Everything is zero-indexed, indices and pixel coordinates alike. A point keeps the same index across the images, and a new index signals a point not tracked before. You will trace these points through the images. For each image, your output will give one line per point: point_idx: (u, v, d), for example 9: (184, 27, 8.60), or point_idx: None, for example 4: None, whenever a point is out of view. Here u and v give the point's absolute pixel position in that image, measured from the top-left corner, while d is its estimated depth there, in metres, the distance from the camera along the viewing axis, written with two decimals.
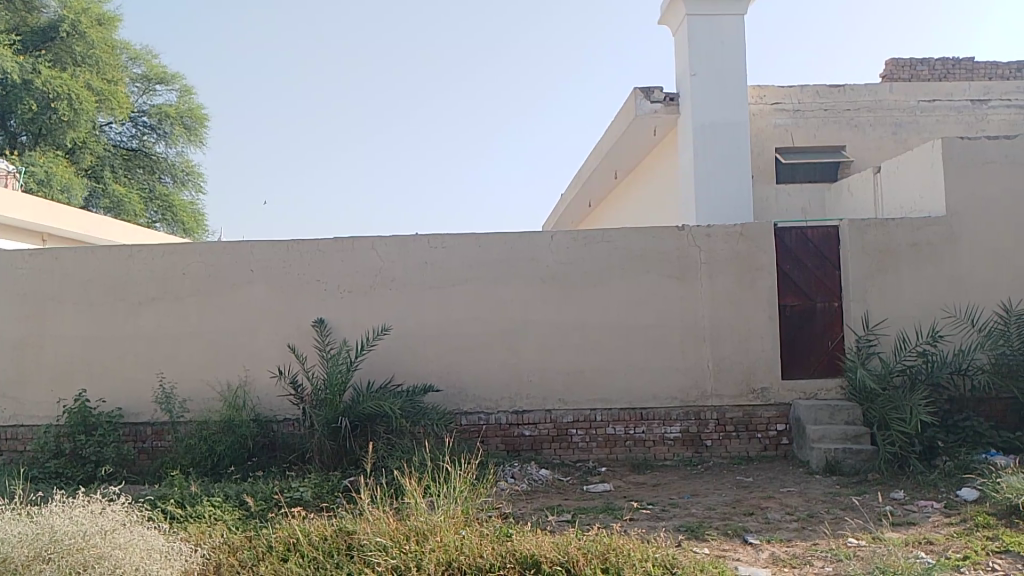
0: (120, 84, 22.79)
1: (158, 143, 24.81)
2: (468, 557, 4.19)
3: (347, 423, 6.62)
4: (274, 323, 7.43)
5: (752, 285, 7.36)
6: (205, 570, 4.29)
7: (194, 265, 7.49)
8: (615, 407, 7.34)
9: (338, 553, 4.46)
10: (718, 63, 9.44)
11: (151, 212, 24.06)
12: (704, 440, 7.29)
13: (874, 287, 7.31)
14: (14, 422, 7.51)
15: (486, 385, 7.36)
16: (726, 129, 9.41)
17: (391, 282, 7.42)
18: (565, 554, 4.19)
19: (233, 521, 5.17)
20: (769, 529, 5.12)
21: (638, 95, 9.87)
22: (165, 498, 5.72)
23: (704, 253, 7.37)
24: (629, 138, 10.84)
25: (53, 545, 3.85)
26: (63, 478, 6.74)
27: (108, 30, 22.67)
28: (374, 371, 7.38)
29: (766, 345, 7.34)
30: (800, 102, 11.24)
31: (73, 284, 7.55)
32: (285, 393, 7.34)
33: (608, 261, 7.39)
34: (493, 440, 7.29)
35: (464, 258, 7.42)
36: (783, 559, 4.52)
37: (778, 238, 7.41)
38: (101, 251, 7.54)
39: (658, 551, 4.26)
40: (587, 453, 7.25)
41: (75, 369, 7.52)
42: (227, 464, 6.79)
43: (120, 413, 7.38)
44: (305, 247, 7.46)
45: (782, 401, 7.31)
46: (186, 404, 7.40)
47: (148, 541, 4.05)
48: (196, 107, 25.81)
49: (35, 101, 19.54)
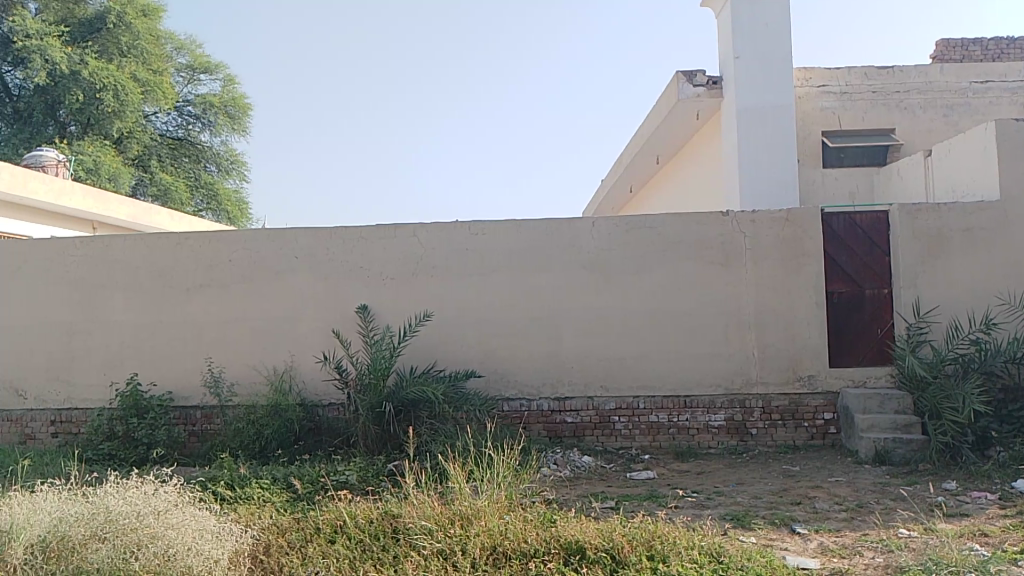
0: (166, 74, 23.20)
1: (203, 132, 25.21)
2: (513, 542, 4.21)
3: (391, 408, 6.66)
4: (318, 310, 7.51)
5: (798, 272, 7.23)
6: (255, 550, 4.35)
7: (240, 252, 7.61)
8: (658, 394, 7.28)
9: (384, 535, 4.51)
10: (764, 47, 9.24)
11: (198, 201, 24.44)
12: (750, 428, 7.20)
13: (925, 273, 7.13)
14: (69, 405, 7.70)
15: (527, 372, 7.35)
16: (772, 115, 9.22)
17: (433, 270, 7.45)
18: (610, 540, 4.18)
19: (281, 503, 5.25)
20: (817, 519, 5.05)
21: (681, 78, 9.73)
22: (216, 479, 5.83)
23: (748, 238, 7.26)
24: (672, 122, 10.68)
25: (108, 525, 3.95)
26: (117, 460, 6.90)
27: (153, 20, 23.07)
28: (417, 357, 7.42)
29: (813, 332, 7.21)
30: (847, 84, 11.00)
31: (123, 271, 7.71)
32: (329, 377, 7.42)
33: (650, 247, 7.32)
34: (535, 426, 7.30)
35: (506, 245, 7.42)
36: (833, 549, 4.45)
37: (825, 223, 7.26)
38: (150, 238, 7.69)
39: (705, 540, 4.23)
40: (629, 440, 7.22)
41: (127, 352, 7.68)
42: (275, 447, 6.87)
43: (171, 397, 7.52)
44: (348, 233, 7.52)
45: (829, 390, 7.18)
46: (234, 388, 7.53)
47: (201, 521, 4.11)
48: (240, 97, 26.15)
49: (82, 91, 19.91)
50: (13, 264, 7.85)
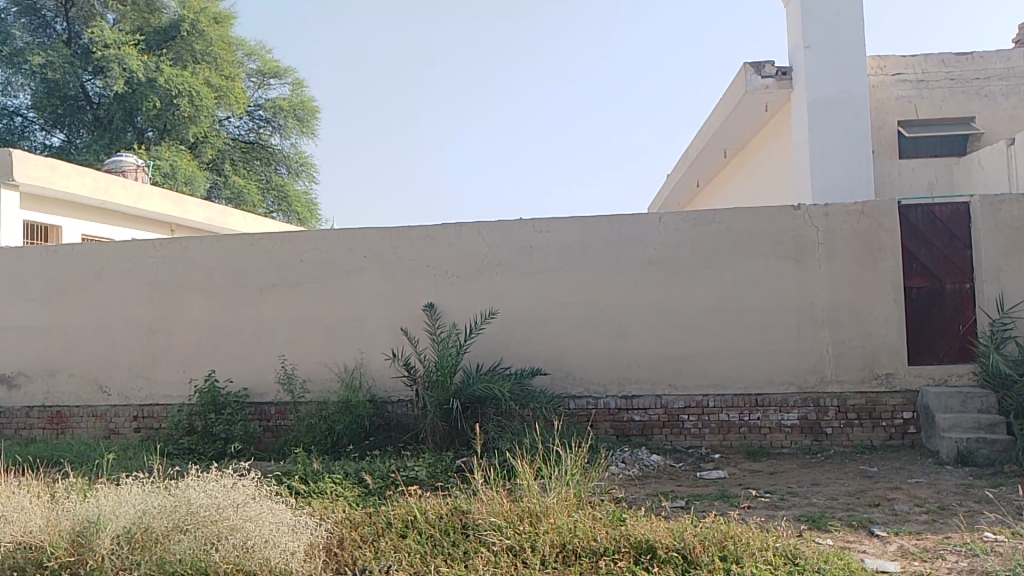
0: (237, 80, 23.85)
1: (273, 135, 25.84)
2: (582, 540, 4.20)
3: (458, 405, 6.71)
4: (387, 308, 7.62)
5: (874, 267, 7.01)
6: (329, 543, 4.44)
7: (311, 252, 7.77)
8: (728, 393, 7.16)
9: (454, 531, 4.55)
10: (836, 34, 8.98)
11: (269, 203, 25.08)
12: (824, 427, 7.00)
13: (1010, 267, 6.85)
14: (151, 401, 7.99)
15: (594, 369, 7.32)
16: (844, 106, 8.95)
17: (499, 267, 7.47)
18: (681, 541, 4.13)
19: (353, 497, 5.34)
20: (897, 521, 4.88)
21: (749, 70, 9.57)
22: (290, 474, 5.97)
23: (821, 232, 7.07)
24: (740, 114, 10.52)
25: (189, 517, 4.09)
26: (196, 454, 7.13)
27: (224, 28, 23.74)
28: (483, 354, 7.46)
29: (890, 329, 6.99)
30: (924, 72, 10.61)
31: (201, 271, 7.96)
32: (398, 374, 7.52)
33: (719, 242, 7.20)
34: (602, 424, 7.26)
35: (571, 242, 7.39)
36: (913, 552, 4.30)
37: (902, 216, 7.02)
38: (225, 239, 7.92)
39: (779, 541, 4.14)
40: (698, 439, 7.11)
41: (204, 350, 7.93)
42: (346, 443, 7.00)
43: (246, 393, 7.74)
44: (415, 232, 7.61)
45: (907, 388, 6.94)
46: (306, 385, 7.70)
47: (278, 514, 4.21)
48: (308, 100, 26.71)
49: (159, 98, 20.63)
50: (98, 266, 8.18)
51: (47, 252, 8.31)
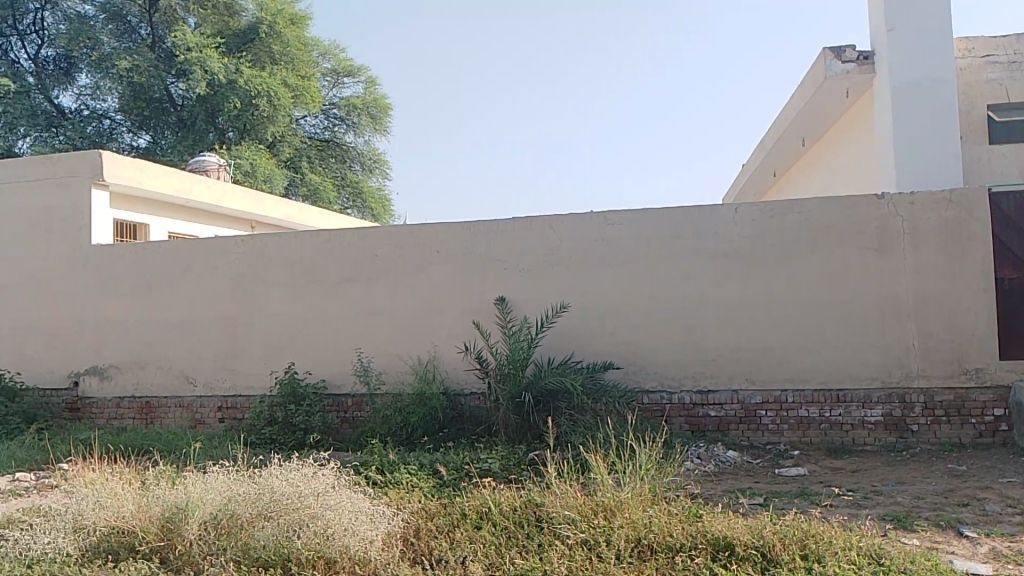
0: (313, 80, 24.39)
1: (348, 133, 26.33)
2: (657, 536, 4.16)
3: (530, 398, 6.72)
4: (460, 302, 7.69)
5: (964, 258, 6.73)
6: (406, 533, 4.52)
7: (386, 247, 7.90)
8: (808, 388, 6.97)
9: (528, 524, 4.57)
10: (920, 15, 8.65)
11: (344, 199, 25.60)
12: (910, 424, 6.75)
13: None
14: (234, 392, 8.27)
15: (668, 363, 7.24)
16: (930, 89, 8.59)
17: (572, 261, 7.45)
18: (760, 538, 4.05)
19: (429, 488, 5.42)
20: (989, 522, 4.68)
21: (829, 55, 9.24)
22: (367, 464, 6.09)
23: (906, 222, 6.81)
24: (818, 102, 10.21)
25: (272, 505, 4.22)
26: (277, 444, 7.35)
27: (300, 28, 24.31)
28: (556, 347, 7.45)
29: (981, 322, 6.69)
30: (1016, 53, 10.10)
31: (280, 267, 8.19)
32: (471, 367, 7.58)
33: (797, 233, 7.02)
34: (676, 419, 7.16)
35: (644, 235, 7.32)
36: (1006, 555, 4.11)
37: (993, 204, 6.71)
38: (303, 235, 8.13)
39: (863, 540, 4.02)
40: (777, 435, 6.94)
41: (284, 343, 8.15)
42: (420, 435, 7.10)
43: (324, 385, 7.93)
44: (487, 226, 7.65)
45: (999, 384, 6.64)
46: (381, 377, 7.84)
47: (356, 503, 4.30)
48: (381, 98, 27.11)
49: (239, 98, 21.28)
50: (184, 263, 8.50)
51: (136, 250, 8.67)
